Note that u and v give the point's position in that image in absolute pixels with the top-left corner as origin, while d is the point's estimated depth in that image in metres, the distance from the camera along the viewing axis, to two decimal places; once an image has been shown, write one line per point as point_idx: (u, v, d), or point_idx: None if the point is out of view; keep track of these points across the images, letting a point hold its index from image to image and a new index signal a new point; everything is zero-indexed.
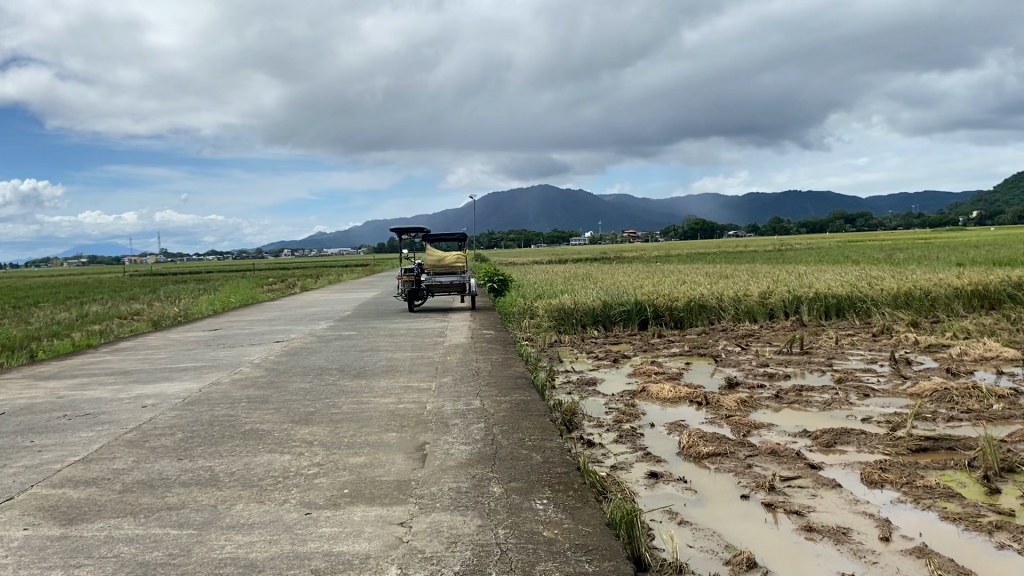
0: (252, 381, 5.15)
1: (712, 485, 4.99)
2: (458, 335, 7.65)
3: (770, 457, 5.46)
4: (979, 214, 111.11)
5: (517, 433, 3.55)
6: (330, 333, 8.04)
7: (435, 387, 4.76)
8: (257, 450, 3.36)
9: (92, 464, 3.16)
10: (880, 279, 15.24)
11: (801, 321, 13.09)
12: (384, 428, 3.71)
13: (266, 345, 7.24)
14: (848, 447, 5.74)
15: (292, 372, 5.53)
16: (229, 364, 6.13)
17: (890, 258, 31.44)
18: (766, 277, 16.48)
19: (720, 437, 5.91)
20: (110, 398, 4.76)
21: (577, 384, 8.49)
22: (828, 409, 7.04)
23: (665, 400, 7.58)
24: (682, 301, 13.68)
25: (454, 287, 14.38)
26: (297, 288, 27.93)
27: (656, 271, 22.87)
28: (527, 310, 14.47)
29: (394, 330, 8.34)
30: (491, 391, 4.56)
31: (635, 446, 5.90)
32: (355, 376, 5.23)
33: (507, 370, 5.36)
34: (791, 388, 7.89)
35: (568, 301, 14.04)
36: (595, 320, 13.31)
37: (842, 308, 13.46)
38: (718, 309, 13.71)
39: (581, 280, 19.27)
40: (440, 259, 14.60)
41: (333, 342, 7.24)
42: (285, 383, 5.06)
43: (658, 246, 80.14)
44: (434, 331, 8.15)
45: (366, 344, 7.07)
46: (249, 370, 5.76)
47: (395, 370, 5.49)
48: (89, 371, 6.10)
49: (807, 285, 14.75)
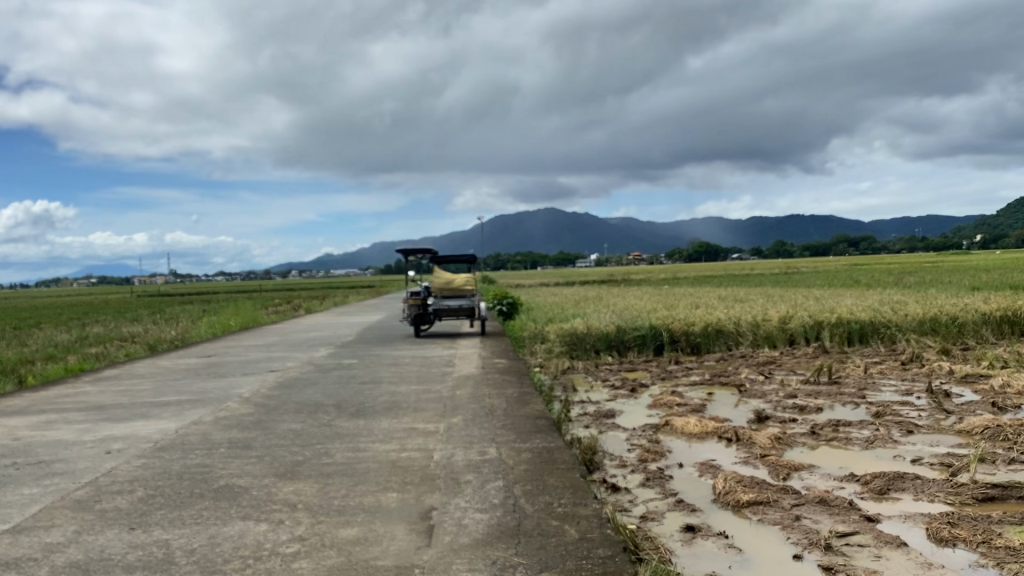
0: (237, 420, 4.56)
1: (758, 542, 4.36)
2: (467, 364, 7.05)
3: (819, 507, 4.83)
4: (986, 238, 110.54)
5: (543, 496, 2.95)
6: (329, 362, 7.46)
7: (443, 430, 4.16)
8: (229, 516, 2.76)
9: (23, 537, 2.58)
10: (904, 303, 14.59)
11: (824, 347, 12.46)
12: (382, 487, 3.12)
13: (258, 375, 6.65)
14: (904, 494, 5.11)
15: (283, 409, 4.94)
16: (214, 398, 5.54)
17: (906, 281, 30.75)
18: (785, 301, 15.85)
19: (761, 482, 5.29)
20: (71, 441, 4.17)
21: (594, 418, 7.88)
22: (872, 447, 6.41)
23: (691, 436, 6.97)
24: (699, 326, 13.08)
25: (462, 313, 13.86)
26: (300, 309, 27.43)
27: (668, 293, 22.28)
28: (537, 334, 13.89)
29: (397, 358, 7.74)
30: (508, 436, 3.97)
31: (664, 492, 5.28)
32: (353, 415, 4.64)
33: (524, 408, 4.77)
34: (828, 423, 7.25)
35: (579, 324, 13.45)
36: (608, 346, 12.72)
37: (866, 334, 12.83)
38: (736, 335, 13.10)
39: (592, 303, 18.70)
40: (448, 283, 13.94)
41: (331, 372, 6.65)
42: (273, 423, 4.47)
43: (664, 268, 79.69)
44: (441, 359, 7.56)
45: (367, 375, 6.47)
46: (236, 405, 5.17)
47: (397, 407, 4.90)
48: (60, 404, 5.51)
49: (828, 310, 14.12)
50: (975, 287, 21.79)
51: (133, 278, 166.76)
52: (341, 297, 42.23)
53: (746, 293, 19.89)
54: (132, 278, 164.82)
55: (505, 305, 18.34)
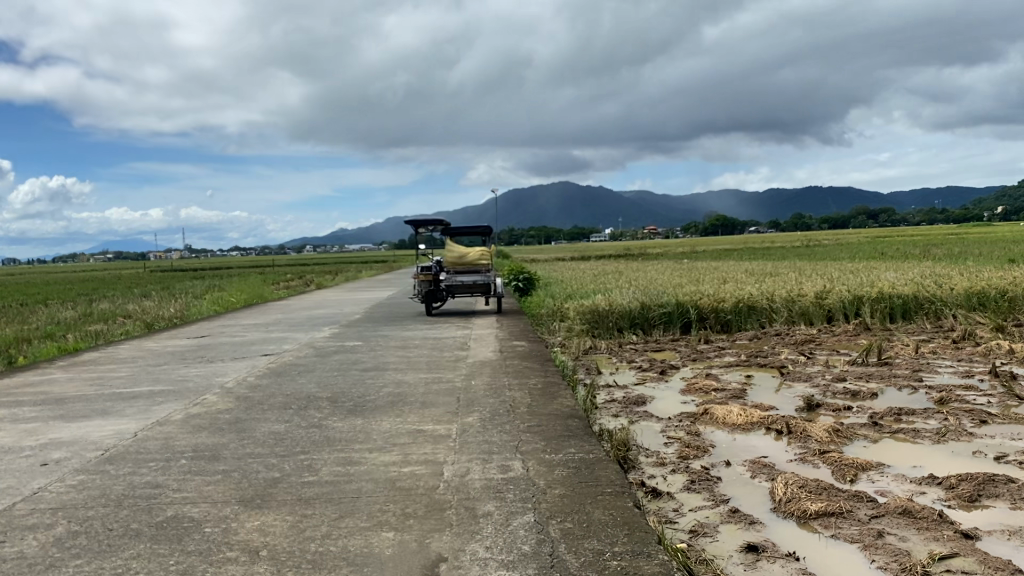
0: (212, 421, 3.84)
1: (836, 565, 3.62)
2: (483, 348, 6.31)
3: (903, 521, 4.06)
4: (1008, 210, 108.49)
5: (589, 543, 2.21)
6: (331, 345, 6.74)
7: (456, 434, 3.42)
8: (163, 572, 2.05)
9: None
10: (949, 275, 13.71)
11: (864, 324, 11.65)
12: (377, 521, 2.38)
13: (249, 361, 5.93)
14: (1000, 502, 4.33)
15: (269, 404, 4.22)
16: (194, 388, 4.84)
17: (935, 253, 29.66)
18: (819, 275, 15.00)
19: (828, 488, 4.53)
20: (8, 448, 3.45)
21: (623, 405, 7.15)
22: (944, 440, 5.63)
23: (735, 426, 6.21)
24: (729, 302, 12.31)
25: (476, 288, 13.06)
26: (310, 285, 26.86)
27: (691, 267, 21.49)
28: (557, 311, 13.14)
29: (406, 340, 7.00)
30: (536, 445, 3.22)
31: (714, 500, 4.55)
32: (350, 413, 3.91)
33: (551, 404, 4.02)
34: (887, 411, 6.46)
35: (601, 300, 12.68)
36: (632, 323, 11.96)
37: (909, 311, 12.01)
38: (769, 311, 12.31)
39: (613, 277, 17.92)
40: (462, 257, 13.13)
41: (331, 358, 5.93)
42: (253, 424, 3.75)
43: (682, 242, 78.75)
44: (455, 342, 6.83)
45: (370, 360, 5.74)
46: (216, 399, 4.46)
47: (402, 401, 4.17)
48: (17, 397, 4.80)
49: (868, 284, 13.27)
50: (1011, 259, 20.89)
51: (147, 254, 166.91)
52: (355, 273, 41.56)
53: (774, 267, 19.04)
54: (148, 254, 164.82)
55: (522, 281, 17.60)
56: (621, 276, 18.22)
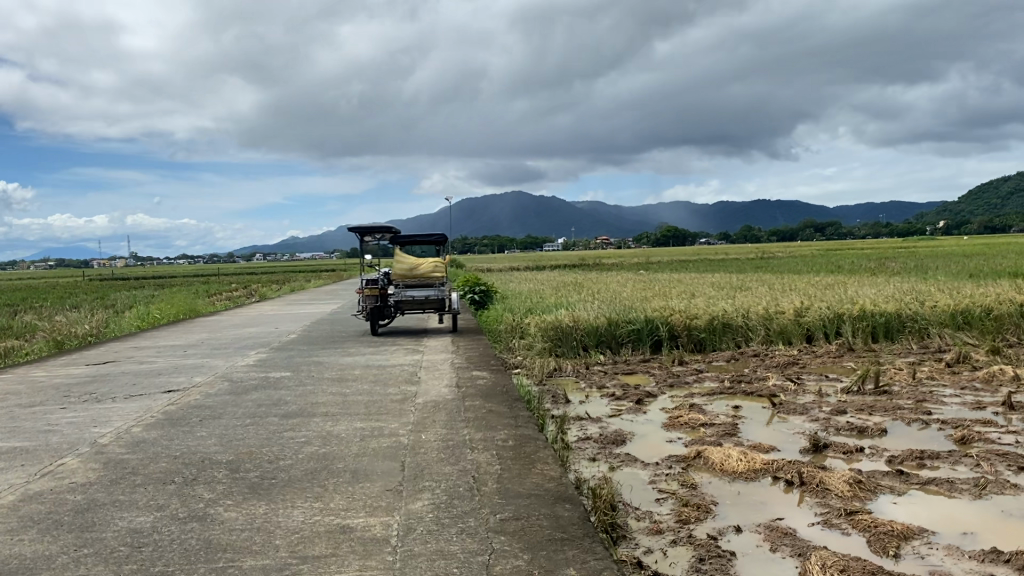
0: (52, 510, 2.71)
1: None
2: (437, 382, 5.26)
3: None
4: (951, 225, 111.10)
5: None
6: (253, 378, 5.60)
7: (398, 539, 2.38)
8: None
9: None
10: (929, 292, 13.08)
11: (847, 345, 10.89)
12: None
13: (146, 402, 4.76)
14: None
15: (143, 477, 3.10)
16: (55, 446, 3.68)
17: (891, 268, 29.40)
18: (793, 290, 14.24)
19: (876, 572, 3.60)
20: None
21: (600, 445, 6.16)
22: (986, 495, 4.76)
23: (736, 477, 5.29)
24: (703, 319, 11.44)
25: (429, 304, 11.96)
26: (252, 297, 25.39)
27: (655, 280, 20.66)
28: (516, 328, 12.12)
29: (344, 370, 5.90)
30: (514, 564, 2.20)
31: None
32: (249, 498, 2.82)
33: (530, 478, 3.00)
34: (908, 456, 5.58)
35: (565, 316, 11.70)
36: (598, 342, 11.01)
37: (892, 330, 11.32)
38: (744, 330, 11.47)
39: (575, 290, 17.03)
40: (412, 269, 12.04)
41: (247, 397, 4.80)
42: (107, 518, 2.63)
43: (637, 255, 78.53)
44: (403, 372, 5.76)
45: (297, 401, 4.63)
46: (74, 467, 3.31)
47: (328, 474, 3.10)
48: None
49: (848, 301, 12.53)
50: (973, 274, 20.61)
51: (88, 261, 161.54)
52: (303, 283, 39.95)
53: (739, 281, 18.36)
54: (89, 261, 159.47)
55: (479, 294, 16.58)
56: (583, 290, 17.32)
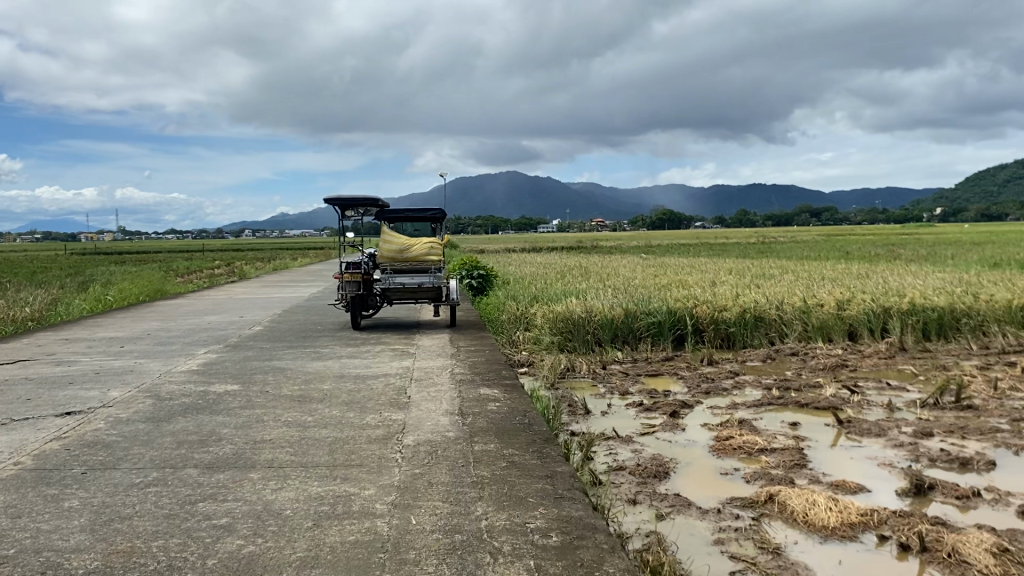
0: None
1: None
2: (433, 408, 3.90)
3: None
4: (951, 213, 110.05)
5: None
6: (188, 395, 4.23)
7: None
8: None
9: None
10: (978, 284, 11.80)
11: (897, 344, 9.60)
12: None
13: (18, 435, 3.36)
14: None
15: None
16: None
17: (905, 256, 27.84)
18: (825, 279, 12.93)
19: None
20: None
21: (641, 479, 4.84)
22: None
23: (829, 534, 4.00)
24: (733, 310, 10.12)
25: (423, 292, 10.53)
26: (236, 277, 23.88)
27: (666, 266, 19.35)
28: (521, 318, 10.77)
29: (311, 385, 4.53)
30: None
31: None
32: None
33: None
34: None
35: (576, 304, 10.37)
36: (614, 335, 9.68)
37: (946, 327, 10.02)
38: (779, 325, 10.18)
39: (584, 275, 15.67)
40: (403, 252, 10.64)
41: (167, 432, 3.42)
42: None
43: (634, 239, 77.24)
44: (389, 389, 4.41)
45: (234, 440, 3.26)
46: None
47: None
48: None
49: (891, 292, 11.24)
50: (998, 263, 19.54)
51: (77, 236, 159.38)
52: (292, 263, 38.50)
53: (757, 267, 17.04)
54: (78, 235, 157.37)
55: (478, 279, 15.21)
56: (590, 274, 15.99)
